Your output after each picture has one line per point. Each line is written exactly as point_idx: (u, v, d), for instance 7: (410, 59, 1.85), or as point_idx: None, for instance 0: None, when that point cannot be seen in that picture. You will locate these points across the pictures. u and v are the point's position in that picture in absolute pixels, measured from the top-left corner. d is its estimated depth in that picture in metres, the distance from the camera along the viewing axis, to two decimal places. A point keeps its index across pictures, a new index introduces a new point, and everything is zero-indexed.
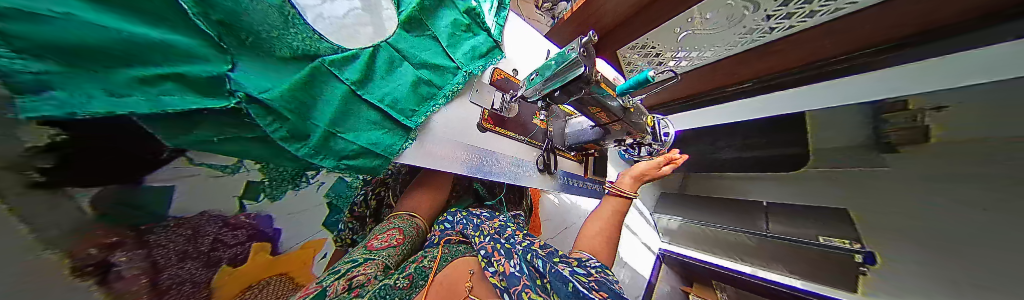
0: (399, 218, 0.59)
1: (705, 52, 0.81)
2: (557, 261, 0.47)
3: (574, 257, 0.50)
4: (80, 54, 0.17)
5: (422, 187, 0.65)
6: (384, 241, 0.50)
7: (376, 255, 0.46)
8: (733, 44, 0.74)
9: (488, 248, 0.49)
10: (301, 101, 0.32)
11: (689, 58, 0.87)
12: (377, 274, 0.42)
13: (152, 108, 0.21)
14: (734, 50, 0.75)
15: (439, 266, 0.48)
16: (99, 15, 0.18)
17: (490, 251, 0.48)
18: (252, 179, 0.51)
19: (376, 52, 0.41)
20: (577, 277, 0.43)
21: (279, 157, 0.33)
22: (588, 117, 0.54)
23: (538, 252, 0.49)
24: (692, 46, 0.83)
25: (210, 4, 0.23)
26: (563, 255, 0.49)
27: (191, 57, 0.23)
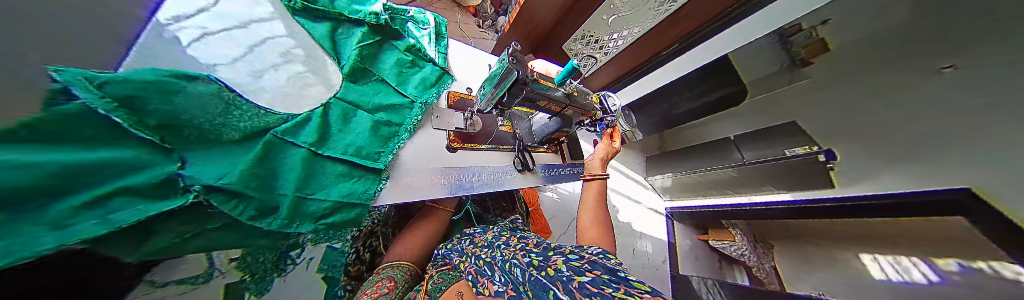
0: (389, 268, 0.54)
1: (634, 29, 0.79)
2: (553, 254, 0.45)
3: (565, 248, 0.47)
4: (27, 191, 0.18)
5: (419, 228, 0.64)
6: (376, 291, 0.47)
7: None
8: (653, 17, 0.72)
9: (474, 272, 0.49)
10: (262, 176, 0.33)
11: (622, 38, 0.84)
12: None
13: (102, 230, 0.21)
14: (656, 20, 0.72)
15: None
16: (39, 150, 0.19)
17: (477, 274, 0.48)
18: (230, 280, 0.44)
19: (329, 108, 0.43)
20: (568, 265, 0.41)
21: (255, 237, 0.34)
22: (542, 110, 0.58)
23: (529, 252, 0.47)
24: (622, 26, 0.81)
25: (142, 110, 0.25)
26: (557, 248, 0.47)
27: (139, 169, 0.25)
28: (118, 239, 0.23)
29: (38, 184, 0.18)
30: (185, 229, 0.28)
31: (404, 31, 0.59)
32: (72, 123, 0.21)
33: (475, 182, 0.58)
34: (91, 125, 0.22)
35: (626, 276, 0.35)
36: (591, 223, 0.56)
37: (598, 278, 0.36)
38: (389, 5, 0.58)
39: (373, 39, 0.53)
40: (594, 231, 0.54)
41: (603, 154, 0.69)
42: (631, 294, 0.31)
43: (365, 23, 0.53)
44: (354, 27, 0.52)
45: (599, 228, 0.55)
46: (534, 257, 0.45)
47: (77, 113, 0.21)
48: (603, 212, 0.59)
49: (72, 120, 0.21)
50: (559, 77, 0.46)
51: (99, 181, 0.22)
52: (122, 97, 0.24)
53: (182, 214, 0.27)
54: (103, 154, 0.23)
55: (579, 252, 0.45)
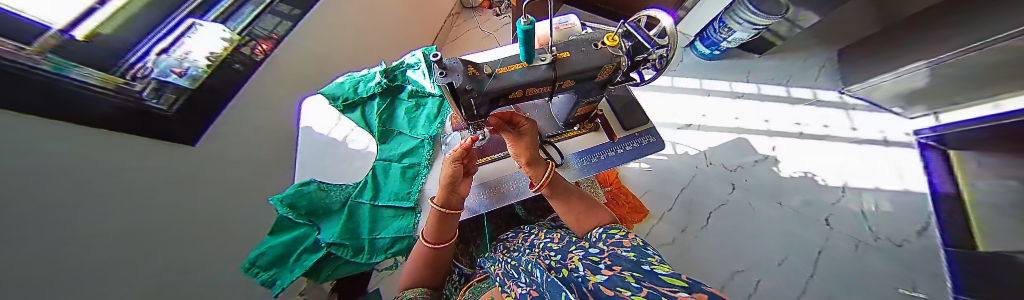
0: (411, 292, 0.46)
1: None
2: (573, 251, 0.38)
3: (587, 244, 0.40)
4: (275, 259, 0.50)
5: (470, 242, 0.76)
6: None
7: None
8: None
9: (501, 276, 0.42)
10: (349, 229, 0.52)
11: None
12: None
13: (300, 270, 0.49)
14: None
15: None
16: (278, 237, 0.53)
17: (503, 279, 0.41)
18: None
19: (374, 170, 0.59)
20: (584, 262, 0.31)
21: (363, 265, 0.54)
22: (527, 100, 0.45)
23: (550, 252, 0.41)
24: None
25: (294, 207, 0.52)
26: (580, 244, 0.40)
27: (307, 235, 0.53)
28: (313, 270, 0.51)
29: (275, 254, 0.51)
30: (332, 264, 0.52)
31: (404, 82, 0.69)
32: (282, 225, 0.54)
33: (494, 196, 0.58)
34: (286, 221, 0.54)
35: (652, 269, 0.21)
36: (564, 211, 0.52)
37: (618, 274, 0.22)
38: (387, 68, 0.69)
39: (385, 102, 0.66)
40: (571, 216, 0.50)
41: (448, 183, 0.46)
42: (653, 294, 0.12)
43: (376, 94, 0.67)
44: (371, 99, 0.67)
45: (581, 209, 0.50)
46: (553, 257, 0.39)
47: (282, 218, 0.54)
48: (574, 194, 0.53)
49: (281, 224, 0.54)
50: (520, 54, 0.34)
51: (296, 245, 0.52)
52: (288, 204, 0.52)
53: (326, 258, 0.52)
54: (293, 234, 0.53)
55: (602, 246, 0.36)
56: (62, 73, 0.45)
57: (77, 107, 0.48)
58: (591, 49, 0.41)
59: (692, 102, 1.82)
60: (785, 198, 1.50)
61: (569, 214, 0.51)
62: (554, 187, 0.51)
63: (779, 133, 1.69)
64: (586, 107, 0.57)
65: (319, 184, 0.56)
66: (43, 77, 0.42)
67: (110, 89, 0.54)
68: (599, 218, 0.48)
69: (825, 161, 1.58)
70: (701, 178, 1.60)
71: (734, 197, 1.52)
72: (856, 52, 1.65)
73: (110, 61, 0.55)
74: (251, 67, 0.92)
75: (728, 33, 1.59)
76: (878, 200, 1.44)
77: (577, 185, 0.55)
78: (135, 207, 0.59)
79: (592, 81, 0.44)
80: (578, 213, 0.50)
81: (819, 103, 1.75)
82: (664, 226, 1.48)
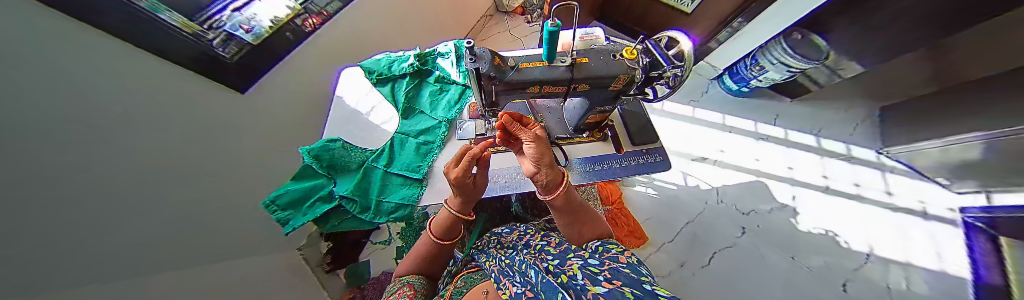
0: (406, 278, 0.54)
1: None
2: (570, 256, 0.40)
3: (586, 253, 0.42)
4: (293, 201, 0.56)
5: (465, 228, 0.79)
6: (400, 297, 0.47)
7: None
8: None
9: (497, 272, 0.45)
10: (360, 188, 0.57)
11: None
12: None
13: (312, 215, 0.54)
14: None
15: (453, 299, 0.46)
16: (298, 183, 0.58)
17: (499, 275, 0.44)
18: None
19: (392, 142, 0.64)
20: (584, 270, 0.33)
21: (365, 224, 0.58)
22: (543, 97, 0.48)
23: (546, 255, 0.43)
24: None
25: (318, 159, 0.58)
26: (579, 252, 0.42)
27: (323, 187, 0.59)
28: (321, 218, 0.56)
29: (295, 196, 0.56)
30: (339, 216, 0.57)
31: (433, 67, 0.75)
32: (305, 173, 0.60)
33: (496, 184, 0.61)
34: (308, 170, 0.60)
35: (654, 289, 0.26)
36: (567, 222, 0.53)
37: (616, 289, 0.25)
38: (421, 53, 0.75)
39: (413, 82, 0.72)
40: (574, 227, 0.52)
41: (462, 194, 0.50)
42: None
43: (407, 74, 0.73)
44: (401, 78, 0.73)
45: (584, 222, 0.52)
46: (551, 260, 0.41)
47: (304, 166, 0.60)
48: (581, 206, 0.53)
49: (304, 172, 0.60)
50: (543, 54, 0.38)
51: (312, 193, 0.58)
52: (314, 154, 0.58)
53: (335, 210, 0.57)
54: (312, 183, 0.59)
55: (599, 257, 0.38)
56: (157, 14, 0.57)
57: (143, 36, 0.56)
58: (610, 59, 0.43)
59: (711, 135, 1.77)
60: (800, 252, 1.40)
61: (571, 224, 0.52)
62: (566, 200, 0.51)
63: (802, 183, 1.59)
64: (598, 115, 0.59)
65: (343, 143, 0.62)
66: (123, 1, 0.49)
67: (189, 32, 0.65)
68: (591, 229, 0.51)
69: (851, 221, 1.47)
70: (710, 215, 1.53)
71: (743, 241, 1.44)
72: (903, 112, 1.53)
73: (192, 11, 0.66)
74: (302, 37, 1.02)
75: (759, 71, 1.55)
76: (908, 275, 1.30)
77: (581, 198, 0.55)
78: (185, 139, 0.67)
79: (606, 89, 0.47)
80: (581, 226, 0.52)
81: (853, 159, 1.64)
82: (662, 257, 1.42)
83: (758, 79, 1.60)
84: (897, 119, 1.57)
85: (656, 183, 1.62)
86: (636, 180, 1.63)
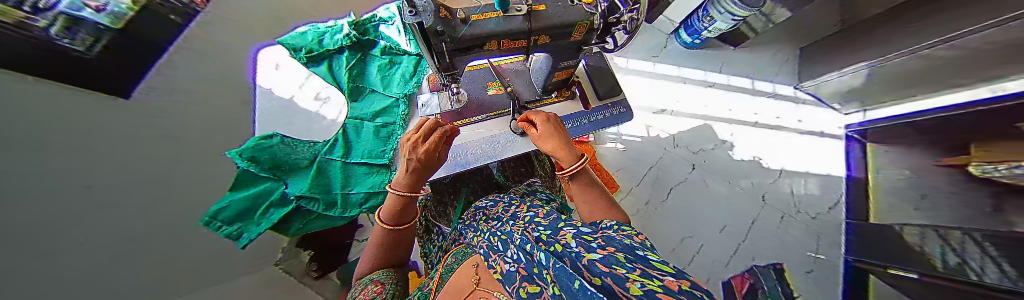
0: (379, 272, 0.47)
1: None
2: (562, 226, 0.36)
3: (577, 221, 0.38)
4: (238, 211, 0.49)
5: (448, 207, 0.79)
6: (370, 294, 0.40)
7: None
8: None
9: (486, 245, 0.41)
10: (318, 184, 0.52)
11: None
12: None
13: (269, 221, 0.49)
14: None
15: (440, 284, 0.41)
16: (237, 192, 0.50)
17: (488, 248, 0.39)
18: None
19: (345, 129, 0.57)
20: (578, 239, 0.29)
21: (336, 220, 0.54)
22: (504, 55, 0.45)
23: (537, 225, 0.39)
24: None
25: (255, 160, 0.50)
26: (570, 221, 0.37)
27: (271, 190, 0.52)
28: (281, 223, 0.51)
29: (239, 206, 0.49)
30: (302, 218, 0.53)
31: (376, 38, 0.65)
32: (243, 179, 0.51)
33: (472, 156, 0.59)
34: (246, 174, 0.51)
35: (645, 254, 0.21)
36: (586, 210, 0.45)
37: (611, 256, 0.21)
38: (358, 22, 0.64)
39: (355, 57, 0.62)
40: (591, 212, 0.44)
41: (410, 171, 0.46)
42: (648, 274, 0.13)
43: (345, 47, 0.62)
44: (338, 53, 0.61)
45: (603, 206, 0.44)
46: (542, 231, 0.36)
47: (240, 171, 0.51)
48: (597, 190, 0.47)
49: (242, 178, 0.51)
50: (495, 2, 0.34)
51: (260, 199, 0.51)
52: (248, 156, 0.49)
53: (295, 212, 0.52)
54: (256, 188, 0.51)
55: (593, 225, 0.35)
56: None
57: None
58: (567, 5, 0.40)
59: (670, 88, 1.91)
60: (735, 177, 1.70)
61: (590, 211, 0.44)
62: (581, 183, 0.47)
63: (739, 121, 1.86)
64: (564, 72, 0.58)
65: (282, 137, 0.53)
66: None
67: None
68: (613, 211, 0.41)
69: (772, 147, 1.80)
70: (669, 159, 1.74)
71: (694, 176, 1.69)
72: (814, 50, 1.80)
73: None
74: None
75: (710, 21, 1.64)
76: (807, 182, 1.69)
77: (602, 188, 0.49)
78: None
79: (567, 40, 0.45)
80: (596, 209, 0.44)
81: (776, 96, 1.94)
82: (632, 200, 1.63)
83: (708, 29, 1.71)
84: (810, 56, 1.85)
85: (624, 138, 1.76)
86: (607, 138, 1.74)
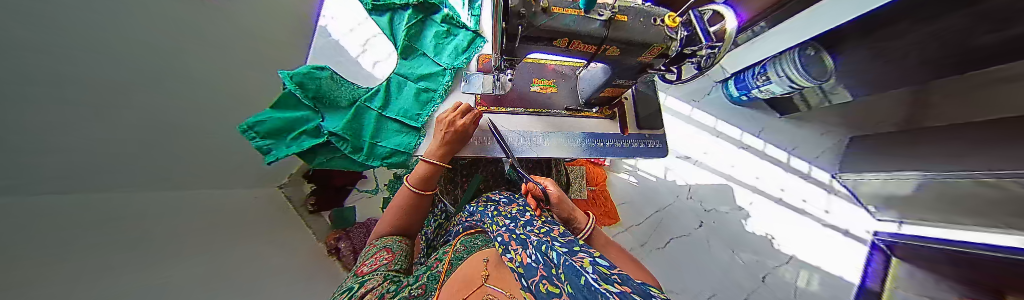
0: (391, 239, 0.49)
1: None
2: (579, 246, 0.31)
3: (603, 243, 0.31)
4: (273, 130, 0.49)
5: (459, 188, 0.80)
6: (377, 261, 0.41)
7: (365, 278, 0.37)
8: None
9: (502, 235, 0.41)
10: (353, 126, 0.53)
11: None
12: (390, 278, 0.38)
13: (299, 148, 0.50)
14: None
15: (450, 269, 0.42)
16: (276, 112, 0.51)
17: (505, 238, 0.40)
18: None
19: (389, 82, 0.58)
20: (601, 261, 0.24)
21: (356, 166, 0.56)
22: (568, 56, 0.44)
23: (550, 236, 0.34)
24: None
25: (303, 87, 0.52)
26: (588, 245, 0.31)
27: (309, 120, 0.53)
28: (308, 153, 0.52)
29: (276, 125, 0.50)
30: (328, 154, 0.54)
31: (442, 4, 0.65)
32: (289, 103, 0.53)
33: (499, 145, 0.59)
34: (291, 99, 0.53)
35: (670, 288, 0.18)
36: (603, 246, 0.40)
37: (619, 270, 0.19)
38: None
39: (417, 17, 0.63)
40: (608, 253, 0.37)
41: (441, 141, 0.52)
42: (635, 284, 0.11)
43: (410, 5, 0.62)
44: (403, 9, 0.63)
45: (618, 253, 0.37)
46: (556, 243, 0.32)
47: (287, 95, 0.53)
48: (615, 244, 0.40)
49: (288, 102, 0.53)
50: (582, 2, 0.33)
51: (296, 125, 0.52)
52: (298, 81, 0.51)
53: (324, 146, 0.54)
54: (296, 114, 0.53)
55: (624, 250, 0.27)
56: None
57: None
58: (649, 23, 0.39)
59: (700, 137, 1.84)
60: (741, 247, 1.62)
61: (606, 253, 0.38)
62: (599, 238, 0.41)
63: (761, 192, 1.77)
64: (615, 90, 0.57)
65: (332, 73, 0.56)
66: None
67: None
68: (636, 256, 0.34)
69: (790, 228, 1.70)
70: (677, 208, 1.69)
71: (698, 232, 1.63)
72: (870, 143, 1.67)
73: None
74: None
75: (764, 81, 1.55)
76: (811, 276, 1.59)
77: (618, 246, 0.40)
78: None
79: (634, 57, 0.44)
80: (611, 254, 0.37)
81: (811, 178, 1.83)
82: (628, 236, 1.59)
83: (759, 89, 1.63)
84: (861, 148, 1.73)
85: (639, 173, 1.71)
86: (622, 167, 1.70)
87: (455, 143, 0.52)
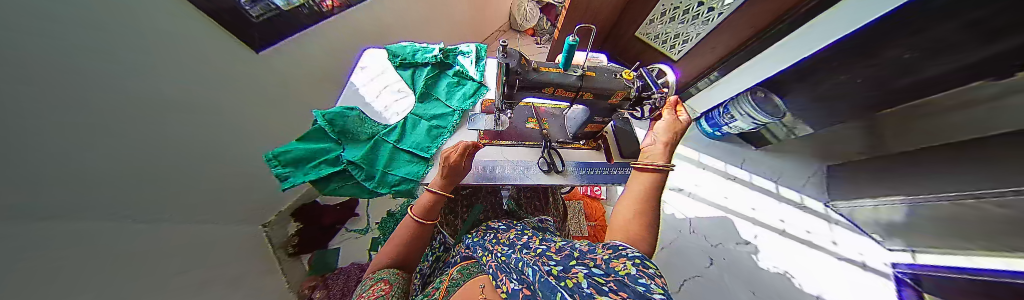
0: (386, 272, 0.47)
1: None
2: (574, 264, 0.34)
3: (588, 261, 0.34)
4: (296, 159, 0.56)
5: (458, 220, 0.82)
6: (375, 291, 0.41)
7: None
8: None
9: (495, 266, 0.43)
10: (369, 156, 0.59)
11: None
12: None
13: (317, 175, 0.55)
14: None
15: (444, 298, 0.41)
16: (303, 143, 0.59)
17: (497, 269, 0.41)
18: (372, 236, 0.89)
19: (406, 121, 0.68)
20: (590, 280, 0.28)
21: (365, 194, 0.59)
22: (555, 100, 0.56)
23: (549, 260, 0.37)
24: None
25: (331, 123, 0.61)
26: (582, 260, 0.35)
27: (329, 150, 0.60)
28: (320, 181, 0.56)
29: (299, 155, 0.56)
30: (340, 182, 0.58)
31: (453, 63, 0.82)
32: (314, 136, 0.61)
33: (498, 173, 0.65)
34: (317, 132, 0.61)
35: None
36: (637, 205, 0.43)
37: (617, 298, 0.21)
38: (445, 48, 0.82)
39: (433, 72, 0.78)
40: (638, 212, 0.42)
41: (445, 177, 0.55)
42: None
43: (430, 63, 0.79)
44: (423, 67, 0.78)
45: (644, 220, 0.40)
46: (553, 266, 0.35)
47: (316, 130, 0.61)
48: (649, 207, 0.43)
49: (314, 134, 0.61)
50: (562, 62, 0.46)
51: (316, 154, 0.58)
52: (329, 119, 0.61)
53: (336, 174, 0.58)
54: (319, 144, 0.60)
55: (607, 262, 0.31)
56: None
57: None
58: (611, 79, 0.53)
59: (688, 171, 1.93)
60: (760, 288, 1.47)
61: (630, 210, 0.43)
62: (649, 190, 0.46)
63: (762, 224, 1.76)
64: (595, 125, 0.68)
65: (360, 112, 0.65)
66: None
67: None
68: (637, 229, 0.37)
69: (805, 263, 1.60)
70: (682, 243, 1.63)
71: (710, 271, 1.52)
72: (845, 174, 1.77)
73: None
74: (319, 16, 0.96)
75: (730, 119, 1.76)
76: None
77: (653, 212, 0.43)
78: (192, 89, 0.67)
79: (605, 100, 0.56)
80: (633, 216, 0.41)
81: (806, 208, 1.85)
82: None
83: (729, 126, 1.82)
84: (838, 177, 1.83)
85: None
86: None
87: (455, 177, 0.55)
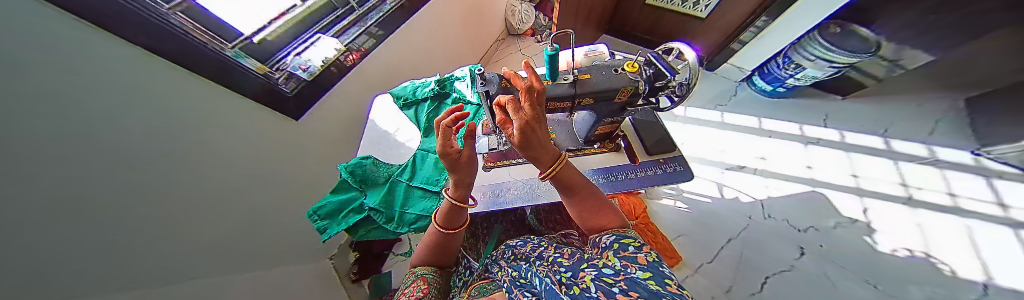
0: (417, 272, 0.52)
1: None
2: (585, 267, 0.37)
3: (602, 263, 0.37)
4: (331, 212, 0.63)
5: (481, 243, 0.82)
6: (413, 294, 0.44)
7: None
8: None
9: (507, 282, 0.41)
10: (387, 199, 0.64)
11: None
12: None
13: (348, 224, 0.61)
14: None
15: None
16: (333, 195, 0.66)
17: (509, 285, 0.40)
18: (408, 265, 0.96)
19: (415, 157, 0.71)
20: (598, 283, 0.30)
21: (389, 234, 0.63)
22: (550, 112, 0.52)
23: (559, 267, 0.39)
24: None
25: (353, 173, 0.67)
26: (593, 263, 0.38)
27: (355, 199, 0.66)
28: (356, 228, 0.63)
29: (334, 207, 0.64)
30: (369, 227, 0.64)
31: (451, 91, 0.83)
32: (342, 186, 0.68)
33: (509, 196, 0.63)
34: (343, 183, 0.68)
35: None
36: (576, 205, 0.49)
37: None
38: (441, 79, 0.84)
39: (433, 105, 0.81)
40: (582, 210, 0.49)
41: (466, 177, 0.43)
42: None
43: (429, 97, 0.82)
44: (423, 102, 0.82)
45: (591, 207, 0.48)
46: (563, 273, 0.37)
47: (342, 181, 0.68)
48: (596, 197, 0.49)
49: (342, 185, 0.68)
50: (547, 73, 0.43)
51: (346, 203, 0.65)
52: (350, 170, 0.67)
53: (365, 220, 0.64)
54: (347, 194, 0.67)
55: (617, 266, 0.34)
56: (240, 60, 0.71)
57: (239, 83, 0.71)
58: (611, 74, 0.47)
59: (746, 141, 1.60)
60: (880, 281, 1.13)
61: (580, 208, 0.49)
62: (568, 186, 0.48)
63: (874, 194, 1.34)
64: (607, 126, 0.60)
65: (373, 159, 0.71)
66: (197, 39, 0.59)
67: (261, 72, 0.77)
68: (609, 219, 0.47)
69: (946, 239, 1.20)
70: (756, 233, 1.31)
71: (802, 263, 1.20)
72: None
73: (264, 56, 0.82)
74: (344, 70, 1.05)
75: (796, 69, 1.43)
76: None
77: (597, 192, 0.50)
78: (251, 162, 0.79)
79: (612, 100, 0.49)
80: (585, 208, 0.49)
81: (942, 163, 1.39)
82: (702, 280, 1.21)
83: (796, 77, 1.48)
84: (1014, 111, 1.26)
85: (685, 196, 1.45)
86: (663, 192, 1.46)
87: (458, 177, 0.42)
